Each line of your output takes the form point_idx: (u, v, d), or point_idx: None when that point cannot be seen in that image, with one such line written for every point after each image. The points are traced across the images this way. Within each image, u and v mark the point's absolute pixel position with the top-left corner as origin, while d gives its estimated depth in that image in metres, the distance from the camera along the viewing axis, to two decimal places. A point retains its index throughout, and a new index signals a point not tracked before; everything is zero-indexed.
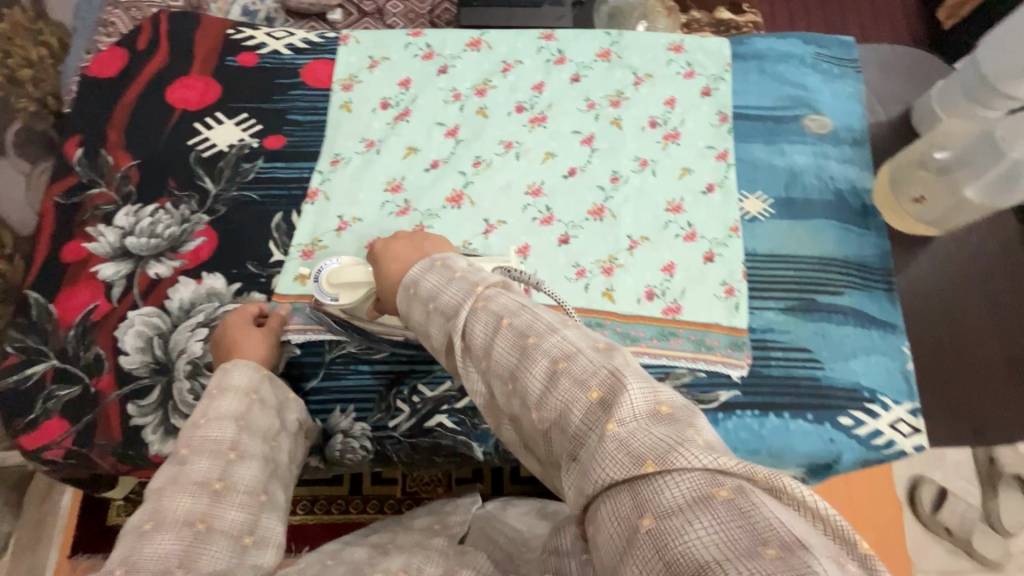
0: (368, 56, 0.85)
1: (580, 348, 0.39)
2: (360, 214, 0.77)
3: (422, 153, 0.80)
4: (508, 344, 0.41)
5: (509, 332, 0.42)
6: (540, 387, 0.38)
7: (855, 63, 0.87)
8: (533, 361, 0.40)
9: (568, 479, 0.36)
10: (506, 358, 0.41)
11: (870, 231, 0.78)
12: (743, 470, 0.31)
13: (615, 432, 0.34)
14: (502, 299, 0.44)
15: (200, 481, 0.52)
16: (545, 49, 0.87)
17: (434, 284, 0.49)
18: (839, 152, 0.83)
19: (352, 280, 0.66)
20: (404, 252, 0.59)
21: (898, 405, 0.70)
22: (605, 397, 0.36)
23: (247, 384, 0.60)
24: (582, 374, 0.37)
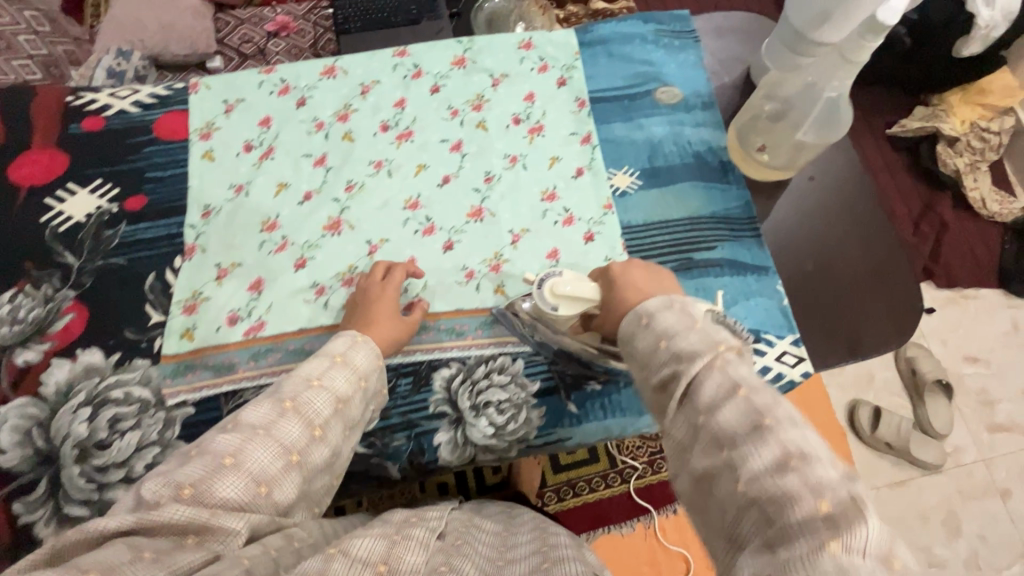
0: (222, 101, 0.84)
1: (822, 459, 0.38)
2: (239, 259, 0.75)
3: (293, 187, 0.80)
4: (739, 413, 0.41)
5: (744, 404, 0.41)
6: (764, 467, 0.39)
7: (692, 34, 0.93)
8: (766, 441, 0.39)
9: (751, 562, 0.37)
10: (734, 424, 0.41)
11: (732, 185, 0.83)
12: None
13: (837, 554, 0.34)
14: (742, 369, 0.44)
15: (286, 445, 0.50)
16: (401, 66, 0.88)
17: (675, 322, 0.48)
18: (692, 118, 0.88)
19: (572, 294, 0.65)
20: (641, 284, 0.56)
21: (781, 340, 0.75)
22: (836, 517, 0.35)
23: (366, 367, 0.60)
24: (818, 483, 0.37)
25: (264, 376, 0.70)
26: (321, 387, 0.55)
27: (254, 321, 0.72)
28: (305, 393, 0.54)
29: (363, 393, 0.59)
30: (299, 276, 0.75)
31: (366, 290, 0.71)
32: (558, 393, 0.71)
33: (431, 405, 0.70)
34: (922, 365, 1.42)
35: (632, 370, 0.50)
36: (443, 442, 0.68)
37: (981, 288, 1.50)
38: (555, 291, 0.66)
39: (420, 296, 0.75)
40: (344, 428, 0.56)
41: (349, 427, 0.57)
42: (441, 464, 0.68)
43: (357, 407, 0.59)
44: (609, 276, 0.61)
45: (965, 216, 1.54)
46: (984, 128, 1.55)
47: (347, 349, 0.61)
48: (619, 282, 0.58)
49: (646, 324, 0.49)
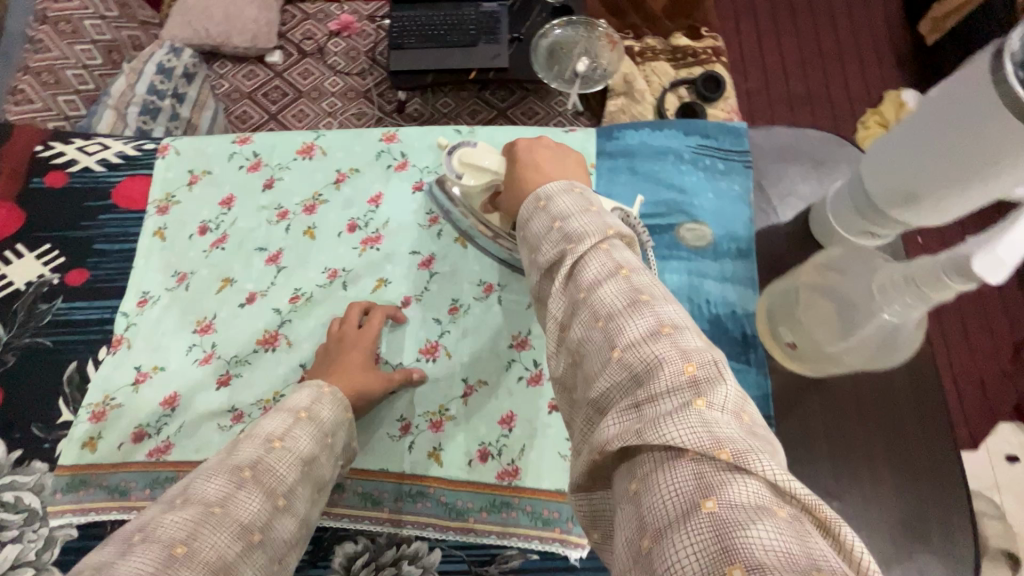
0: (188, 171, 0.76)
1: (692, 328, 0.34)
2: (162, 362, 0.68)
3: (238, 284, 0.71)
4: (619, 292, 0.36)
5: (626, 284, 0.36)
6: (640, 334, 0.33)
7: (744, 156, 0.75)
8: (643, 314, 0.34)
9: (618, 419, 0.31)
10: (613, 302, 0.35)
11: (750, 366, 0.67)
12: (808, 499, 0.27)
13: (704, 409, 0.29)
14: (629, 256, 0.39)
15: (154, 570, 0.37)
16: (386, 153, 0.77)
17: (570, 205, 0.41)
18: (717, 268, 0.71)
19: (479, 167, 0.56)
20: (542, 172, 0.48)
21: None
22: (700, 380, 0.31)
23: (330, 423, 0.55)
24: (687, 347, 0.32)
25: None
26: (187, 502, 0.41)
27: (160, 440, 0.65)
28: (267, 459, 0.47)
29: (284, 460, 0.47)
30: (218, 395, 0.66)
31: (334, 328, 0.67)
32: None
33: None
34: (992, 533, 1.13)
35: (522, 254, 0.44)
36: None
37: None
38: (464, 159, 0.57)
39: None
40: (305, 461, 0.49)
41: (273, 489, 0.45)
42: None
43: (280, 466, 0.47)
44: (519, 165, 0.50)
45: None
46: None
47: (285, 420, 0.52)
48: (526, 161, 0.49)
49: (542, 208, 0.42)
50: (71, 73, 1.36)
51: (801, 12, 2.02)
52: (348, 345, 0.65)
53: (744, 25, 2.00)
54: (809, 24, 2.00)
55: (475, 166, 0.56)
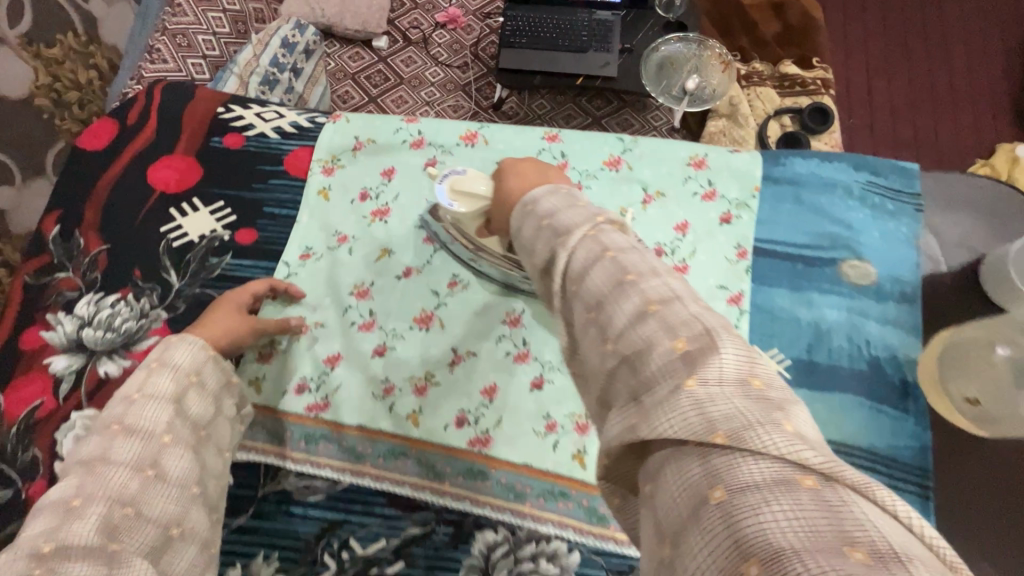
0: (354, 137, 0.80)
1: (683, 299, 0.33)
2: (323, 320, 0.72)
3: (396, 257, 0.74)
4: (607, 277, 0.35)
5: (612, 265, 0.35)
6: (625, 322, 0.33)
7: (915, 198, 0.73)
8: (625, 294, 0.34)
9: (619, 416, 0.31)
10: (600, 287, 0.35)
11: (908, 415, 0.65)
12: (827, 464, 0.26)
13: (695, 390, 0.29)
14: (616, 237, 0.37)
15: (132, 462, 0.49)
16: (547, 152, 0.78)
17: (558, 203, 0.41)
18: (880, 310, 0.69)
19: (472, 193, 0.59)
20: (530, 172, 0.48)
21: None
22: (693, 352, 0.30)
23: (190, 363, 0.58)
24: (673, 320, 0.32)
25: (311, 464, 0.65)
26: (143, 399, 0.53)
27: (320, 397, 0.68)
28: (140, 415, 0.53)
29: (200, 386, 0.58)
30: (373, 364, 0.69)
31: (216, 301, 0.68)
32: None
33: (462, 568, 0.61)
34: None
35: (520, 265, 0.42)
36: None
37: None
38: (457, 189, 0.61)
39: (488, 433, 0.66)
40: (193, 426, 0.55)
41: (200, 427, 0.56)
42: None
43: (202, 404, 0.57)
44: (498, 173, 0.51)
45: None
46: None
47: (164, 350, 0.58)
48: (504, 180, 0.49)
49: (529, 210, 0.42)
50: (202, 38, 1.36)
51: (917, 54, 1.94)
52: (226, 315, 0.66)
53: (856, 58, 1.94)
54: (924, 65, 1.93)
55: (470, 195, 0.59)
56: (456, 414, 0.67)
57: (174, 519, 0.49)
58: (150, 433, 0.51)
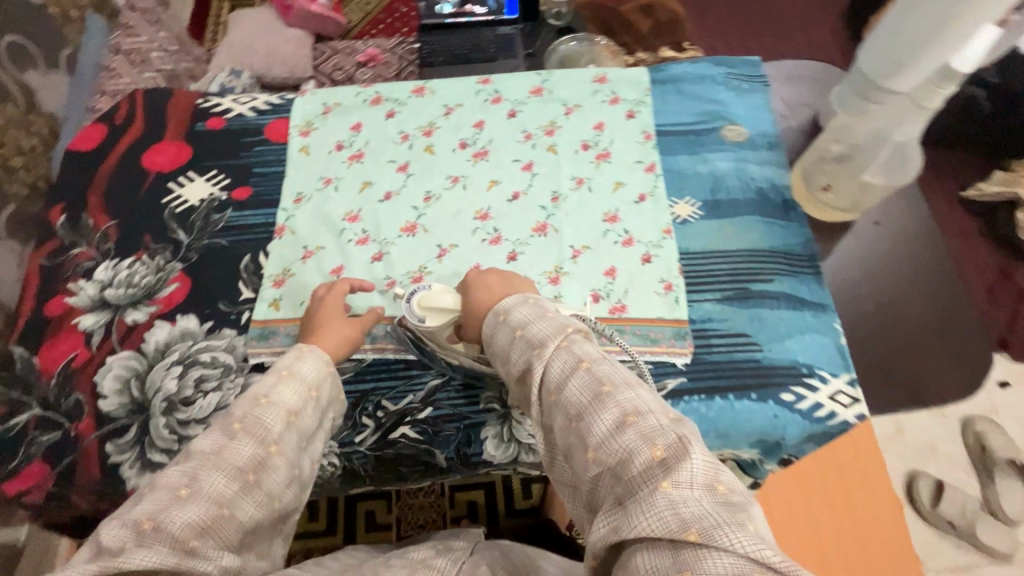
0: (321, 104, 0.94)
1: (653, 412, 0.45)
2: (323, 243, 0.84)
3: (376, 186, 0.88)
4: (584, 385, 0.47)
5: (587, 375, 0.48)
6: (606, 430, 0.45)
7: (762, 78, 0.97)
8: (606, 405, 0.46)
9: (607, 518, 0.42)
10: (579, 398, 0.47)
11: (793, 222, 0.85)
12: (783, 566, 0.36)
13: (669, 492, 0.40)
14: (585, 347, 0.51)
15: (239, 467, 0.51)
16: (483, 91, 0.96)
17: (526, 315, 0.55)
18: (756, 156, 0.91)
19: (439, 305, 0.67)
20: (495, 286, 0.64)
21: (835, 378, 0.75)
22: (667, 459, 0.42)
23: (314, 377, 0.60)
24: (651, 434, 0.43)
25: None
26: (268, 404, 0.55)
27: None
28: (254, 412, 0.54)
29: (316, 402, 0.60)
30: (374, 267, 0.82)
31: (318, 302, 0.73)
32: None
33: (482, 400, 0.73)
34: (992, 442, 1.61)
35: (499, 364, 0.57)
36: (489, 437, 0.71)
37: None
38: (424, 304, 0.68)
39: None
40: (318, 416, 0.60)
41: (305, 439, 0.57)
42: (485, 459, 0.71)
43: (310, 417, 0.59)
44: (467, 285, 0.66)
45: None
46: None
47: (293, 361, 0.61)
48: (475, 287, 0.65)
49: (503, 320, 0.56)
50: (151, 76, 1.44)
51: (764, 31, 2.35)
52: (336, 319, 0.71)
53: (718, 40, 2.31)
54: (772, 37, 2.33)
55: (438, 307, 0.67)
56: None
57: (252, 530, 0.50)
58: (262, 439, 0.53)
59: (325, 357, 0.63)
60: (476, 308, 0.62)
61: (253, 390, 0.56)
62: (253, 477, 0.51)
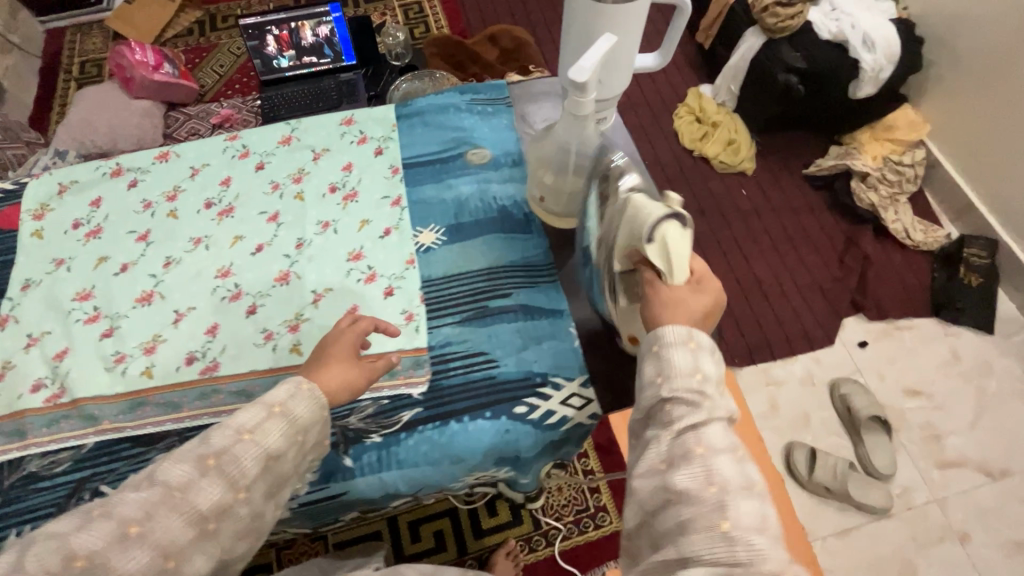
0: (57, 183, 0.92)
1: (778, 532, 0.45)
2: (49, 328, 0.80)
3: (112, 259, 0.86)
4: (735, 469, 0.46)
5: (739, 465, 0.46)
6: (749, 521, 0.43)
7: (506, 100, 1.01)
8: (763, 504, 0.45)
9: None
10: (730, 474, 0.45)
11: (533, 235, 0.88)
12: None
13: None
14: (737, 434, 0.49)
15: (201, 510, 0.53)
16: (230, 148, 0.96)
17: (714, 365, 0.50)
18: (499, 174, 0.93)
19: (673, 251, 0.58)
20: (707, 309, 0.56)
21: (569, 383, 0.76)
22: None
23: (304, 421, 0.62)
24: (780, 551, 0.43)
25: (54, 441, 0.72)
26: (250, 443, 0.56)
27: (55, 388, 0.76)
28: (233, 448, 0.56)
29: (299, 446, 0.61)
30: (102, 344, 0.79)
31: (335, 332, 0.72)
32: (335, 446, 0.72)
33: None
34: (856, 402, 1.58)
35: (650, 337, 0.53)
36: None
37: (917, 318, 1.72)
38: (663, 235, 0.59)
39: (216, 359, 0.78)
40: (294, 464, 0.61)
41: (275, 486, 0.60)
42: None
43: (288, 462, 0.61)
44: (700, 278, 0.58)
45: (892, 246, 1.83)
46: (897, 163, 1.85)
47: (287, 398, 0.62)
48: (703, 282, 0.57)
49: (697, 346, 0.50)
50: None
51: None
52: (344, 361, 0.69)
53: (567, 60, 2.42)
54: None
55: (668, 245, 0.58)
56: (185, 356, 0.78)
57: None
58: (232, 483, 0.55)
59: (324, 402, 0.63)
60: (678, 299, 0.56)
61: (237, 424, 0.58)
62: (212, 525, 0.53)
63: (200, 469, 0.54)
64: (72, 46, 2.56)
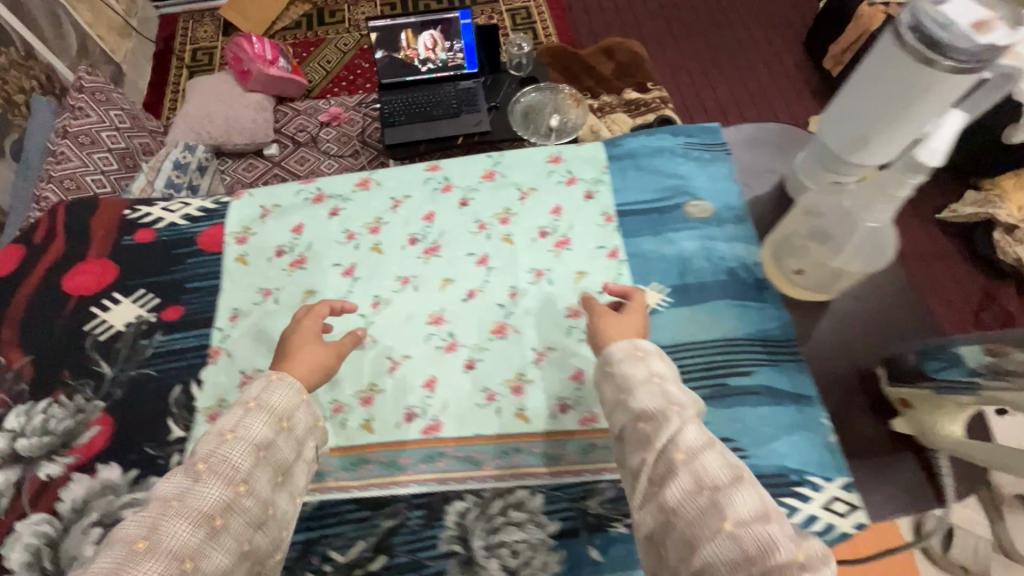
0: (259, 206, 0.88)
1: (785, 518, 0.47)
2: (262, 366, 0.76)
3: (320, 294, 0.82)
4: (721, 465, 0.50)
5: (720, 454, 0.51)
6: (752, 510, 0.47)
7: (724, 146, 0.93)
8: (747, 489, 0.48)
9: None
10: (720, 474, 0.50)
11: (767, 304, 0.80)
12: None
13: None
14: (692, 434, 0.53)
15: (204, 512, 0.51)
16: (432, 180, 0.91)
17: (637, 378, 0.59)
18: (723, 231, 0.86)
19: None
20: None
21: (830, 483, 0.68)
22: (809, 563, 0.43)
23: (284, 407, 0.59)
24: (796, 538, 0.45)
25: None
26: (232, 440, 0.55)
27: None
28: (220, 449, 0.55)
29: (287, 434, 0.59)
30: (319, 390, 0.74)
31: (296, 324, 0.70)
32: (579, 534, 0.66)
33: (442, 543, 0.66)
34: None
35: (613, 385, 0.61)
36: None
37: None
38: None
39: (438, 418, 0.72)
40: (296, 447, 0.59)
41: (280, 474, 0.58)
42: None
43: (288, 450, 0.59)
44: None
45: None
46: None
47: (263, 391, 0.60)
48: None
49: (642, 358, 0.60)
50: (89, 176, 1.38)
51: (738, 68, 2.27)
52: (310, 344, 0.67)
53: (681, 79, 2.24)
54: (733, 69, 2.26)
55: None
56: (404, 411, 0.73)
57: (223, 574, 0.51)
58: (228, 479, 0.54)
59: (300, 387, 0.61)
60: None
61: (219, 428, 0.57)
62: (219, 522, 0.52)
63: (192, 479, 0.53)
64: (185, 33, 2.56)
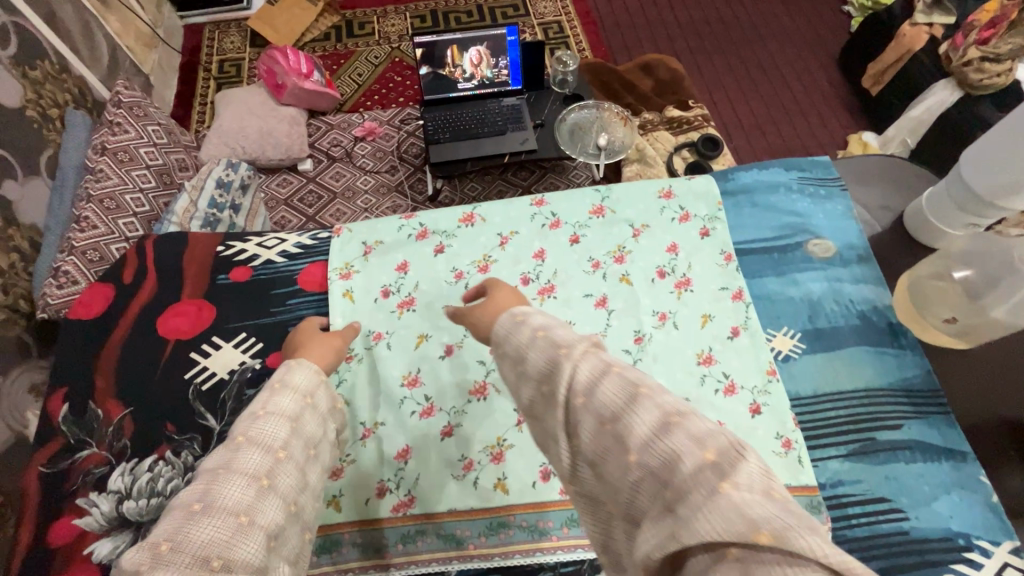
0: (361, 243, 0.84)
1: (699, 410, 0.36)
2: (382, 418, 0.72)
3: (434, 338, 0.77)
4: (616, 387, 0.39)
5: (619, 378, 0.40)
6: (647, 431, 0.35)
7: (838, 182, 0.90)
8: (644, 404, 0.37)
9: (654, 531, 0.33)
10: (612, 399, 0.38)
11: (905, 350, 0.76)
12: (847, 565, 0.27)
13: (731, 493, 0.30)
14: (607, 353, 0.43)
15: (252, 473, 0.48)
16: (539, 215, 0.87)
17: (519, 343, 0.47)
18: (849, 272, 0.82)
19: None
20: None
21: (998, 548, 0.64)
22: (721, 462, 0.32)
23: (307, 385, 0.57)
24: (701, 433, 0.34)
25: (414, 565, 0.64)
26: (266, 414, 0.53)
27: (403, 494, 0.67)
28: (253, 424, 0.52)
29: (312, 409, 0.56)
30: (446, 445, 0.70)
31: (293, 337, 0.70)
32: None
33: None
34: None
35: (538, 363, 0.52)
36: None
37: None
38: None
39: None
40: (321, 422, 0.57)
41: (311, 446, 0.55)
42: None
43: (314, 425, 0.56)
44: None
45: None
46: None
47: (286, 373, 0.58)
48: None
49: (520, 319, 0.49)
50: (130, 197, 1.13)
51: (793, 80, 2.03)
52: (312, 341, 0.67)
53: (718, 88, 2.00)
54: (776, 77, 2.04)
55: None
56: (539, 470, 0.68)
57: (276, 532, 0.47)
58: (269, 447, 0.50)
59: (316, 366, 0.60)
60: None
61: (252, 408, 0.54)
62: (267, 481, 0.48)
63: (231, 450, 0.50)
64: (210, 44, 2.28)
